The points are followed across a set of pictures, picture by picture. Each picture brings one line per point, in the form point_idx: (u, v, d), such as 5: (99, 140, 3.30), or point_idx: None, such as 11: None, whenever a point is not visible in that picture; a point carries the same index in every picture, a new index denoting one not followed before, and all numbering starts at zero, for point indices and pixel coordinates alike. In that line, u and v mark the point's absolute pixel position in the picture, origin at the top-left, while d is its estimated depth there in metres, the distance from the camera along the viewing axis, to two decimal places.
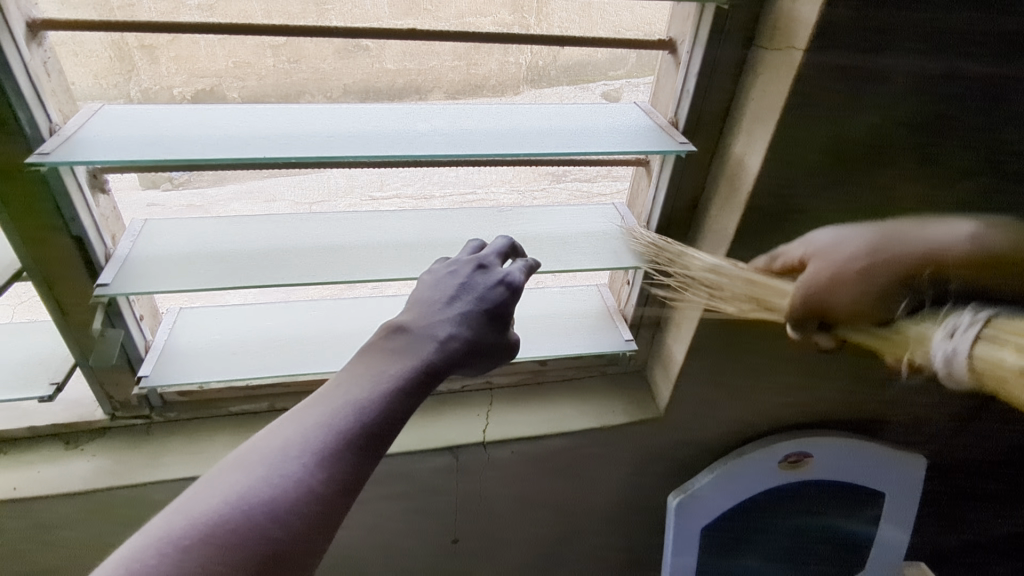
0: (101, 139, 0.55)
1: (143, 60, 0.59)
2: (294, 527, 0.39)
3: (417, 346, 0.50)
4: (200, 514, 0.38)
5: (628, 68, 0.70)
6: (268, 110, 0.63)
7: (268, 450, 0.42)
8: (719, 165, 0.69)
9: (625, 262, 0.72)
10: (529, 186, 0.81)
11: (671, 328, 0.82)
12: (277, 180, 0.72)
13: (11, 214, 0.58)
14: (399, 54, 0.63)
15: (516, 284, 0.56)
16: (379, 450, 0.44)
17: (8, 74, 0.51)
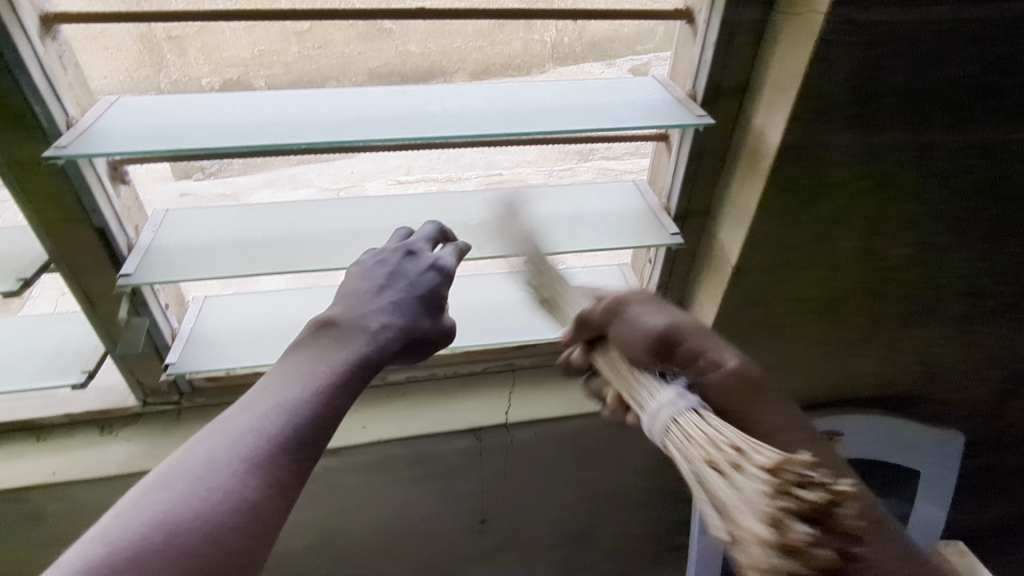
0: (116, 131, 0.56)
1: (172, 52, 0.61)
2: (225, 540, 0.39)
3: (349, 337, 0.54)
4: (118, 541, 0.37)
5: (656, 42, 0.71)
6: (292, 94, 0.62)
7: (192, 465, 0.42)
8: (740, 138, 0.66)
9: (648, 239, 0.71)
10: (552, 163, 0.80)
11: (694, 308, 0.81)
12: (310, 167, 0.76)
13: (34, 208, 0.60)
14: (421, 35, 0.64)
15: (448, 269, 0.60)
16: (313, 452, 0.46)
17: (23, 68, 0.52)
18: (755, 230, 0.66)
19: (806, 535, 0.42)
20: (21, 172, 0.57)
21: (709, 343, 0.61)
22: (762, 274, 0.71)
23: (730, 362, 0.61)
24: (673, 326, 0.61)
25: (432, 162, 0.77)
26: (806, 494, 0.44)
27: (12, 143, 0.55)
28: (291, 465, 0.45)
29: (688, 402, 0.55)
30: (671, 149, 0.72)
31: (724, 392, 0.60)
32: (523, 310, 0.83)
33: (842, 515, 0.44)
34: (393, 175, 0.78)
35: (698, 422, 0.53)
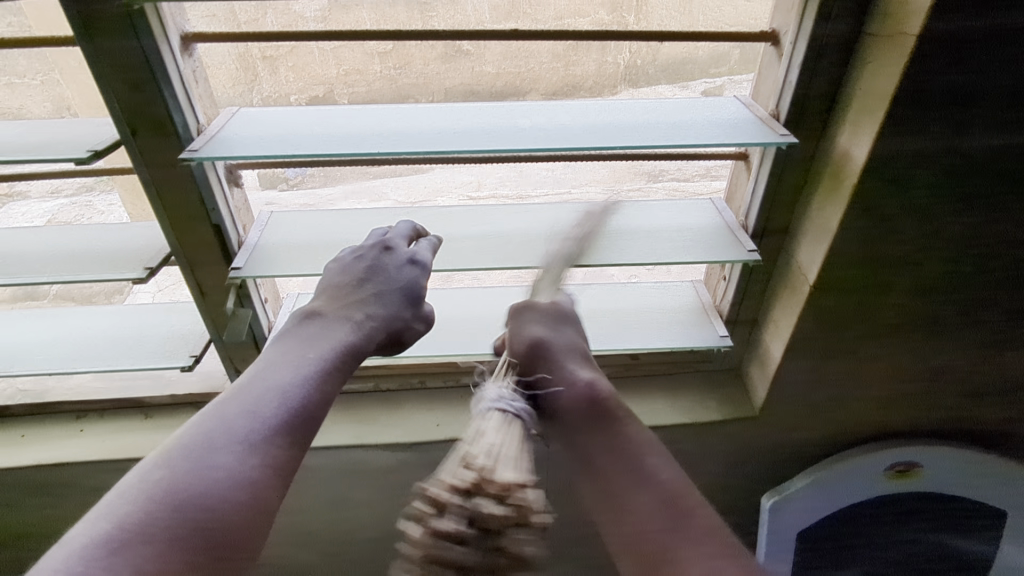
0: (239, 138, 0.62)
1: (265, 70, 0.67)
2: (222, 512, 0.47)
3: (335, 326, 0.63)
4: (123, 517, 0.45)
5: (731, 65, 0.73)
6: (378, 108, 0.67)
7: (190, 448, 0.50)
8: (822, 159, 0.66)
9: (724, 255, 0.72)
10: (622, 183, 0.84)
11: (768, 327, 0.81)
12: (386, 181, 0.81)
13: (164, 205, 0.66)
14: (498, 56, 0.68)
15: (424, 263, 0.67)
16: (306, 432, 0.55)
17: (167, 82, 0.58)
18: (836, 250, 0.66)
19: (454, 528, 0.46)
20: (155, 172, 0.64)
21: (570, 363, 0.68)
22: (842, 294, 0.70)
23: (579, 382, 0.66)
24: (545, 341, 0.68)
25: (503, 178, 0.82)
26: (488, 501, 0.48)
27: (150, 146, 0.62)
28: (285, 445, 0.53)
29: (506, 402, 0.62)
30: (751, 168, 0.74)
31: (574, 407, 0.65)
32: (594, 321, 0.85)
33: (513, 536, 0.47)
34: (464, 190, 0.83)
35: (496, 417, 0.60)
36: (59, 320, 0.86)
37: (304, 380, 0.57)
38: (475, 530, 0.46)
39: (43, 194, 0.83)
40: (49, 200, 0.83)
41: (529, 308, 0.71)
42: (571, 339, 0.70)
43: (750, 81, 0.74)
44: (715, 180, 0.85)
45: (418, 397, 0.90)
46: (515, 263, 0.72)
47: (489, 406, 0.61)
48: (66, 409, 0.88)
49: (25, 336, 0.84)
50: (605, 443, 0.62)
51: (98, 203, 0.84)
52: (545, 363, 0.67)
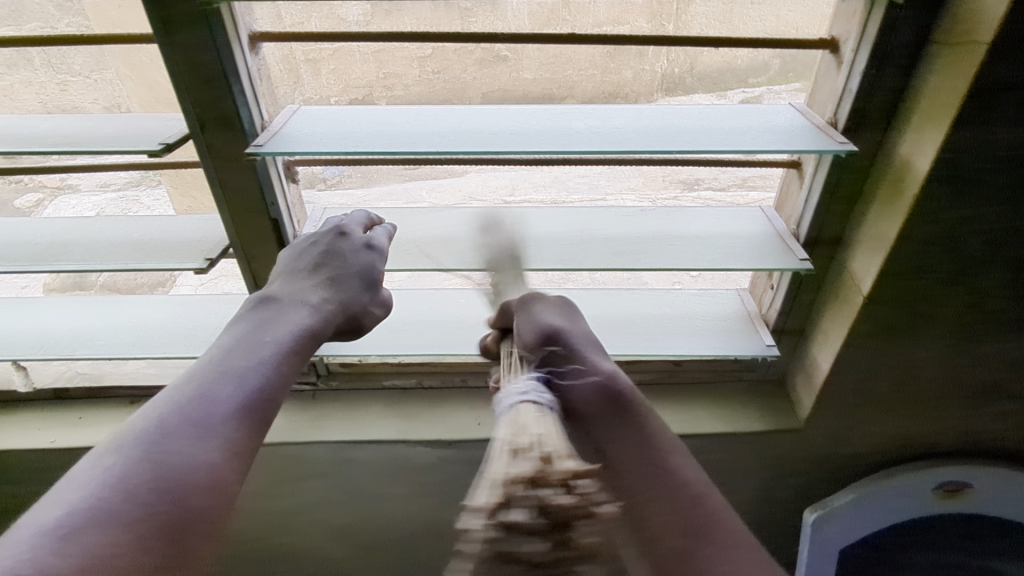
0: (301, 134, 0.64)
1: (308, 72, 0.69)
2: (176, 494, 0.47)
3: (291, 307, 0.64)
4: (72, 505, 0.44)
5: (771, 75, 0.73)
6: (419, 110, 0.69)
7: (138, 432, 0.49)
8: (881, 168, 0.66)
9: (774, 263, 0.71)
10: (657, 191, 0.84)
11: (816, 338, 0.80)
12: (421, 184, 0.82)
13: (227, 198, 0.69)
14: (537, 63, 0.68)
15: (380, 248, 0.70)
16: (264, 416, 0.55)
17: (237, 78, 0.60)
18: (893, 260, 0.65)
19: (525, 522, 0.51)
20: (220, 166, 0.66)
21: (590, 352, 0.68)
22: (896, 306, 0.69)
23: (598, 373, 0.67)
24: (562, 331, 0.68)
25: (539, 183, 0.83)
26: (554, 493, 0.53)
27: (216, 140, 0.64)
28: (243, 428, 0.53)
29: (534, 394, 0.63)
30: (803, 177, 0.73)
31: (589, 398, 0.67)
32: (637, 326, 0.85)
33: (579, 527, 0.52)
34: (500, 195, 0.82)
35: (528, 411, 0.62)
36: (117, 309, 0.90)
37: (260, 363, 0.57)
38: (546, 521, 0.51)
39: (92, 187, 0.86)
40: (97, 193, 0.87)
41: (530, 301, 0.71)
42: (583, 329, 0.71)
43: (789, 92, 0.74)
44: (752, 190, 0.86)
45: (459, 396, 0.91)
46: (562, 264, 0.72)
47: (517, 399, 0.63)
48: (121, 394, 0.91)
49: (85, 323, 0.88)
50: (627, 434, 0.64)
51: (144, 198, 0.87)
52: (562, 352, 0.68)
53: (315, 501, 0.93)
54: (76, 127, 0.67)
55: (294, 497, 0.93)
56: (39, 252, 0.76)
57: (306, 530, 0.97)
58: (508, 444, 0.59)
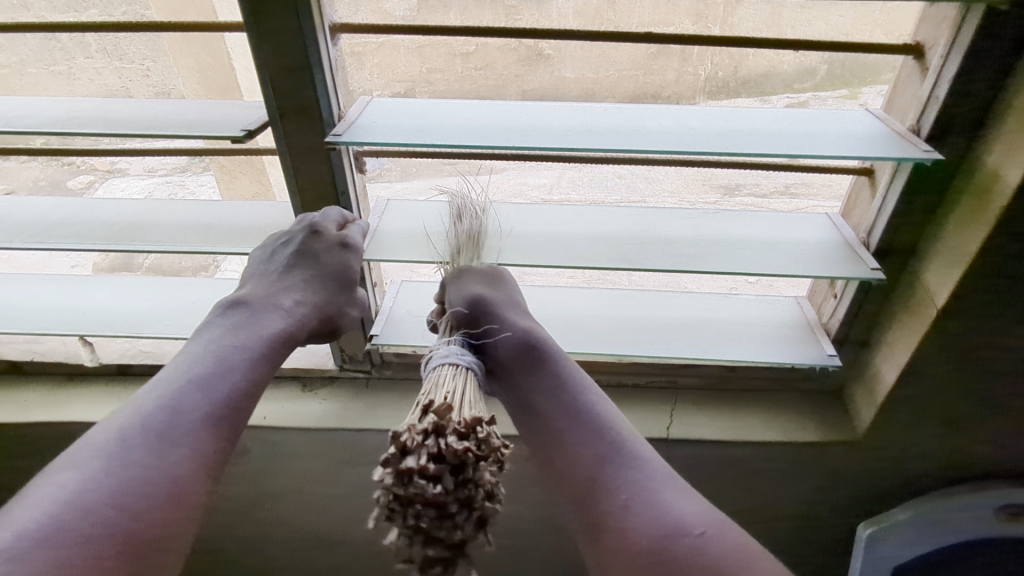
0: (376, 124, 0.65)
1: (352, 66, 0.71)
2: (138, 506, 0.54)
3: (260, 311, 0.70)
4: (29, 524, 0.51)
5: (816, 82, 0.71)
6: (470, 103, 0.69)
7: (100, 446, 0.56)
8: (963, 179, 0.64)
9: (845, 271, 0.69)
10: (698, 196, 0.84)
11: (881, 350, 0.78)
12: (464, 178, 0.82)
13: (300, 185, 0.72)
14: (576, 61, 0.69)
15: (356, 246, 0.73)
16: (230, 422, 0.62)
17: (320, 69, 0.62)
18: (973, 273, 0.64)
19: (421, 466, 0.49)
20: (297, 154, 0.68)
21: (512, 315, 0.74)
22: (972, 319, 0.68)
23: (516, 331, 0.73)
24: (483, 301, 0.74)
25: (576, 182, 0.82)
26: (453, 439, 0.51)
27: (295, 129, 0.66)
28: (209, 437, 0.60)
29: (461, 357, 0.66)
30: (876, 186, 0.72)
31: (513, 355, 0.72)
32: (692, 329, 0.84)
33: (477, 469, 0.51)
34: (538, 192, 0.83)
35: (444, 372, 0.64)
36: (180, 290, 0.93)
37: (230, 371, 0.64)
38: (439, 469, 0.49)
39: (139, 171, 0.90)
40: (145, 177, 0.91)
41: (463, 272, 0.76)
42: (510, 297, 0.77)
43: (835, 98, 0.72)
44: (794, 197, 0.84)
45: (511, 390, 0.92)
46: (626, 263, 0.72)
47: (442, 360, 0.65)
48: None
49: (151, 302, 0.91)
50: (546, 383, 0.71)
51: (189, 183, 0.90)
52: (483, 320, 0.74)
53: (365, 488, 0.95)
54: (158, 111, 0.69)
55: (342, 484, 0.94)
56: (115, 231, 0.78)
57: (351, 517, 0.99)
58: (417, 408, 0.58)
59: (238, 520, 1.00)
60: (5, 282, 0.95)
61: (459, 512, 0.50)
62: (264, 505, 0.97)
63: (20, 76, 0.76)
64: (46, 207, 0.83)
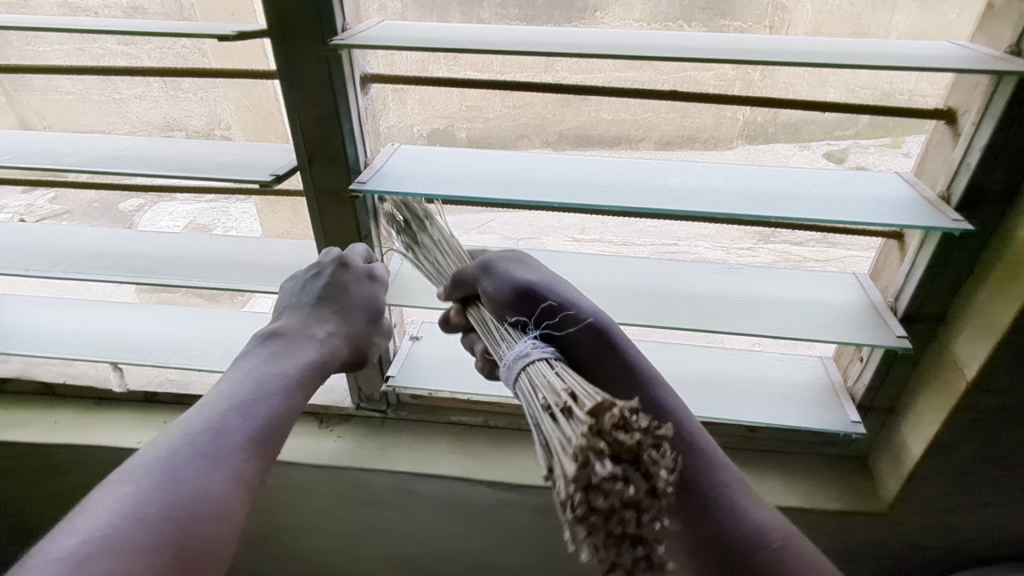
0: (401, 173, 0.67)
1: (394, 101, 0.73)
2: (185, 526, 0.50)
3: (297, 343, 0.68)
4: (87, 533, 0.47)
5: (858, 129, 0.70)
6: (499, 151, 0.71)
7: (152, 464, 0.53)
8: (996, 248, 0.62)
9: (870, 338, 0.67)
10: (734, 242, 0.82)
11: (907, 419, 0.76)
12: (495, 217, 0.85)
13: (324, 228, 0.74)
14: (615, 105, 0.69)
15: (381, 278, 0.73)
16: (271, 447, 0.59)
17: (349, 118, 0.64)
18: (1004, 349, 0.62)
19: (607, 471, 0.41)
20: (323, 198, 0.71)
21: (571, 293, 0.63)
22: (1003, 394, 0.65)
23: (588, 314, 0.62)
24: (533, 285, 0.63)
25: (609, 225, 0.83)
26: (622, 432, 0.42)
27: (323, 175, 0.68)
28: (252, 460, 0.57)
29: (536, 351, 0.58)
30: (905, 250, 0.70)
31: (589, 341, 0.62)
32: (710, 384, 0.82)
33: (656, 461, 0.42)
34: (570, 233, 0.84)
35: (542, 368, 0.57)
36: (208, 322, 0.96)
37: (267, 397, 0.61)
38: (624, 468, 0.41)
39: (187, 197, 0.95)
40: (191, 203, 0.94)
41: (496, 262, 0.67)
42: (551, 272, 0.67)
43: (877, 146, 0.71)
44: (833, 247, 0.82)
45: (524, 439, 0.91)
46: (644, 317, 0.72)
47: (526, 359, 0.58)
48: None
49: (181, 333, 0.94)
50: (610, 370, 0.62)
51: (233, 210, 0.93)
52: (553, 304, 0.62)
53: (375, 528, 0.94)
54: (195, 154, 0.72)
55: (355, 523, 0.94)
56: (149, 264, 0.82)
57: (363, 555, 0.98)
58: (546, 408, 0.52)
59: (249, 553, 1.00)
60: (46, 306, 0.99)
61: (651, 507, 0.41)
62: (276, 539, 0.98)
63: (75, 114, 0.81)
64: (87, 238, 0.87)
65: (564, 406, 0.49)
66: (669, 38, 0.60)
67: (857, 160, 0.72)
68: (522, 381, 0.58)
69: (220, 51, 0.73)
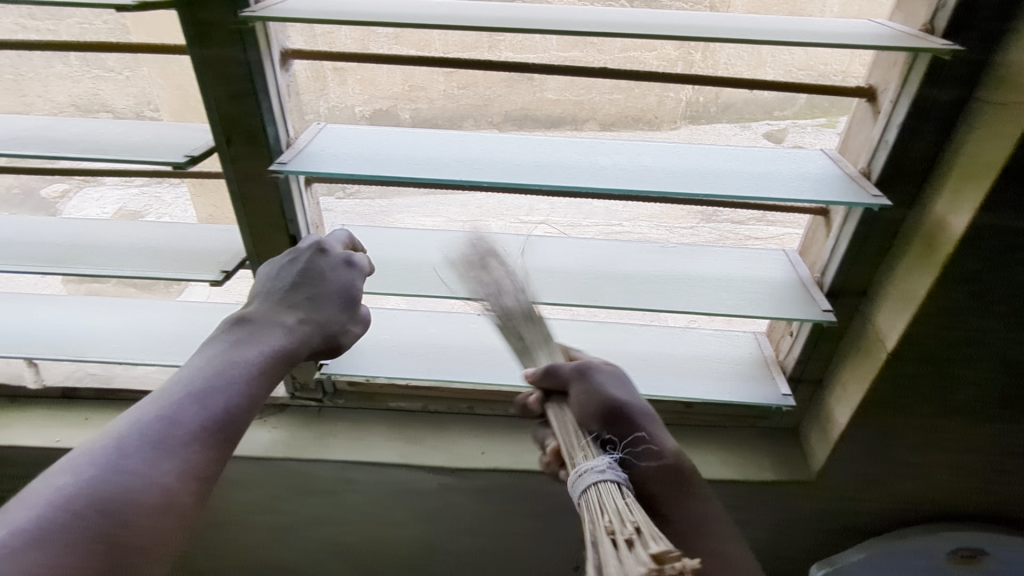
0: (325, 153, 0.64)
1: (335, 80, 0.68)
2: (121, 525, 0.46)
3: (260, 329, 0.62)
4: (21, 524, 0.44)
5: (796, 110, 0.71)
6: (438, 131, 0.69)
7: (91, 455, 0.49)
8: (914, 223, 0.64)
9: (798, 312, 0.69)
10: (675, 222, 0.82)
11: (835, 390, 0.78)
12: (434, 201, 0.81)
13: (247, 211, 0.70)
14: (559, 84, 0.68)
15: (360, 264, 0.69)
16: (226, 439, 0.55)
17: (266, 96, 0.61)
18: (920, 320, 0.64)
19: None
20: (245, 179, 0.67)
21: (658, 430, 0.70)
22: (920, 364, 0.68)
23: (660, 453, 0.69)
24: (625, 406, 0.67)
25: (557, 206, 0.81)
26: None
27: (243, 155, 0.65)
28: (204, 450, 0.53)
29: (613, 473, 0.59)
30: (831, 226, 0.72)
31: (657, 476, 0.71)
32: (649, 363, 0.83)
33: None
34: (516, 214, 0.83)
35: (613, 493, 0.58)
36: (130, 311, 0.91)
37: (227, 385, 0.57)
38: None
39: (113, 182, 0.85)
40: (120, 188, 0.85)
41: (589, 369, 0.69)
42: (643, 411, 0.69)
43: (813, 126, 0.72)
44: (772, 224, 0.82)
45: (465, 423, 0.90)
46: (580, 298, 0.72)
47: (596, 478, 0.58)
48: (129, 398, 0.93)
49: (100, 323, 0.89)
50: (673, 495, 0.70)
51: (166, 195, 0.86)
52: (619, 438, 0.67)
53: (314, 519, 0.92)
54: (104, 134, 0.67)
55: (293, 514, 0.91)
56: (60, 252, 0.77)
57: (303, 546, 0.96)
58: (606, 533, 0.53)
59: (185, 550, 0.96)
60: None
61: None
62: (210, 534, 0.95)
63: None
64: None
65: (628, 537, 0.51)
66: (613, 15, 0.58)
67: (795, 140, 0.73)
68: (586, 497, 0.58)
69: (143, 26, 0.67)
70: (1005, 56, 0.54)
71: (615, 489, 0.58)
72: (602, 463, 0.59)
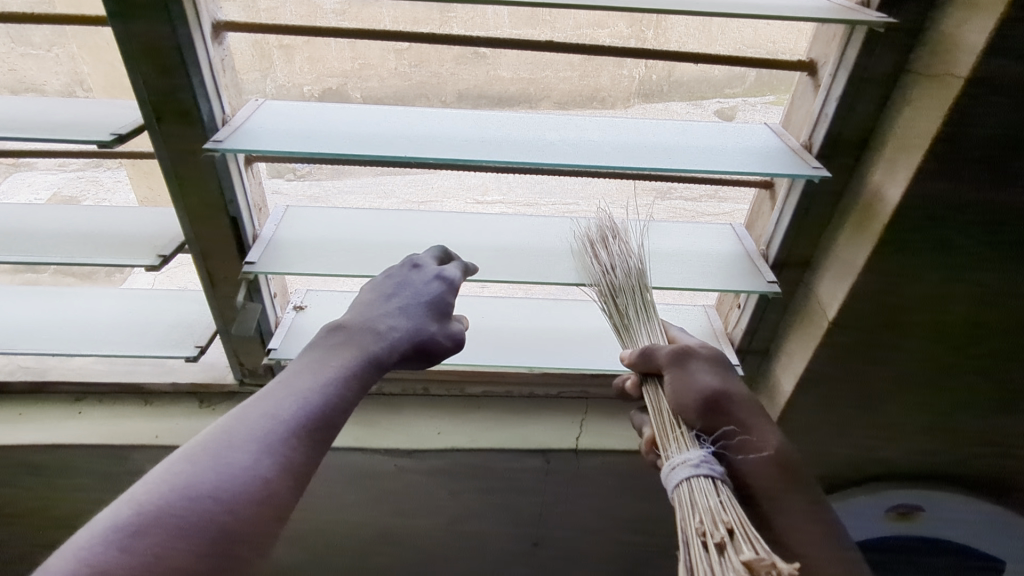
0: (263, 131, 0.62)
1: (281, 59, 0.66)
2: (229, 512, 0.46)
3: (360, 337, 0.58)
4: (137, 509, 0.44)
5: (745, 87, 0.72)
6: (390, 108, 0.67)
7: (217, 443, 0.49)
8: (853, 194, 0.66)
9: (744, 283, 0.70)
10: (628, 198, 0.83)
11: (780, 359, 0.80)
12: (395, 177, 0.82)
13: (183, 193, 0.67)
14: (514, 61, 0.67)
15: (450, 274, 0.63)
16: (323, 439, 0.52)
17: (197, 70, 0.58)
18: (858, 289, 0.66)
19: None
20: (179, 159, 0.64)
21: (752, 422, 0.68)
22: (859, 331, 0.70)
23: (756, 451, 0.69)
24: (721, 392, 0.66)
25: (511, 185, 0.82)
26: None
27: (176, 133, 0.62)
28: (304, 448, 0.51)
29: (707, 468, 0.59)
30: (775, 198, 0.73)
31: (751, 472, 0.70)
32: (602, 338, 0.84)
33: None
34: (472, 194, 0.82)
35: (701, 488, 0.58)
36: (64, 299, 0.87)
37: (324, 386, 0.54)
38: None
39: (49, 166, 0.81)
40: (55, 172, 0.82)
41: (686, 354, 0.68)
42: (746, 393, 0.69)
43: (763, 104, 0.73)
44: (724, 201, 0.84)
45: (420, 404, 0.89)
46: (531, 275, 0.71)
47: (688, 473, 0.59)
48: (67, 390, 0.89)
49: (31, 311, 0.85)
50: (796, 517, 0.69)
51: (104, 180, 0.82)
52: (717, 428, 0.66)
53: None
54: (22, 110, 0.63)
55: None
56: None
57: None
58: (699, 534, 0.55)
59: None
60: None
61: None
62: None
63: None
64: None
65: (721, 540, 0.53)
66: None
67: (746, 118, 0.74)
68: (678, 491, 0.60)
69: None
70: (936, 29, 0.55)
71: (709, 484, 0.59)
72: (688, 458, 0.61)
